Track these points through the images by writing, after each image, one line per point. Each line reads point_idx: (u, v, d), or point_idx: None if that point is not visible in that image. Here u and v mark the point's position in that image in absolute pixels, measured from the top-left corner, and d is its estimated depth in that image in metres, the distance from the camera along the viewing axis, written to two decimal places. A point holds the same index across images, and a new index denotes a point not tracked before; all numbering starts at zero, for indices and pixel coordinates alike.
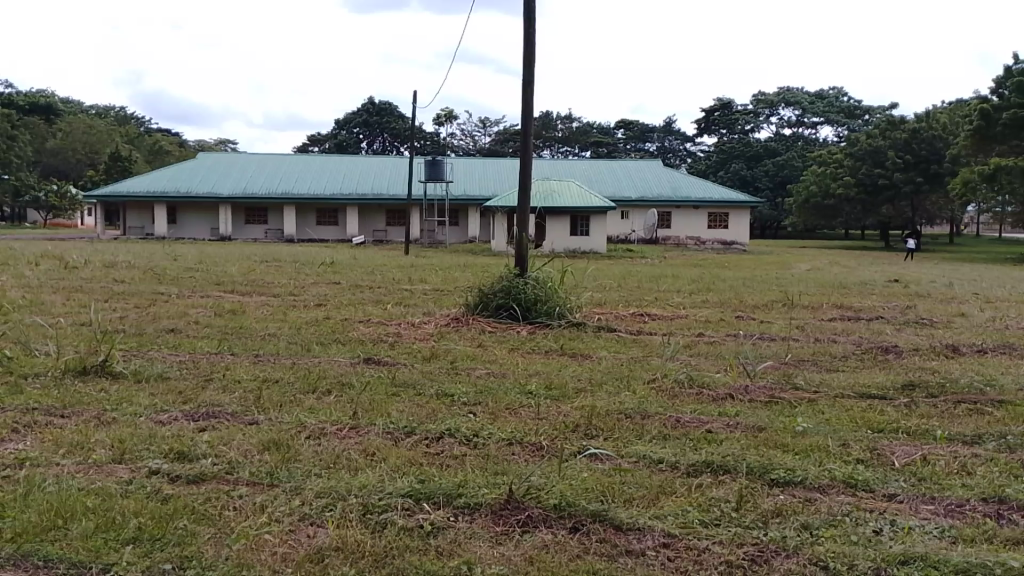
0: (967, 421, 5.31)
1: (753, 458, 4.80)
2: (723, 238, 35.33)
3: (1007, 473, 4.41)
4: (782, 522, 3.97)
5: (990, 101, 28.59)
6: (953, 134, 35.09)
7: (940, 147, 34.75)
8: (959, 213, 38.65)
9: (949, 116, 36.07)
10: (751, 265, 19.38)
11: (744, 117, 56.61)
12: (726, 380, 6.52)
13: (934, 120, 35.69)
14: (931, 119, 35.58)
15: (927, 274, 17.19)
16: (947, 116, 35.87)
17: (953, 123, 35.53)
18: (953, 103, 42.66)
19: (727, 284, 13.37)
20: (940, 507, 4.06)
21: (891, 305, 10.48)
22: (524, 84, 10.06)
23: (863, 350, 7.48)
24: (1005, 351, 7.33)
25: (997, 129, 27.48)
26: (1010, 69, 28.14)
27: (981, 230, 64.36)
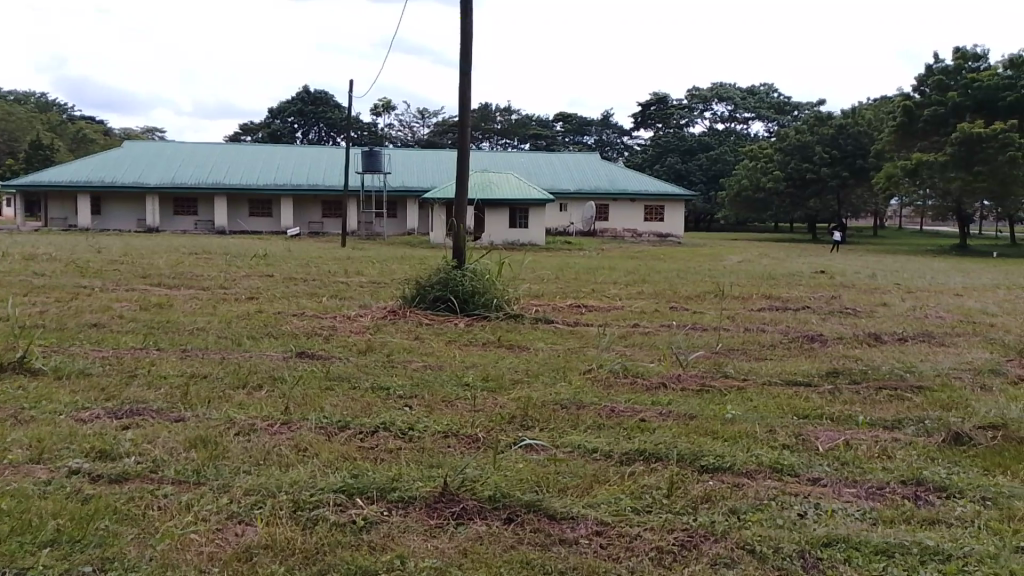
0: (887, 406, 5.52)
1: (684, 445, 4.89)
2: (659, 231, 35.97)
3: (924, 456, 4.60)
4: (711, 508, 4.06)
5: (912, 97, 29.75)
6: (878, 130, 36.46)
7: (865, 142, 36.14)
8: (883, 207, 40.21)
9: (873, 113, 37.51)
10: (685, 257, 19.79)
11: (679, 111, 57.65)
12: (660, 370, 6.64)
13: (859, 116, 37.05)
14: (856, 116, 36.89)
15: (851, 265, 17.80)
16: (872, 113, 37.28)
17: (877, 120, 36.93)
18: (876, 100, 44.40)
19: (661, 275, 13.61)
20: (861, 490, 4.21)
21: (818, 295, 10.83)
22: (461, 75, 9.99)
23: (790, 339, 7.72)
24: (924, 339, 7.66)
25: (919, 125, 28.69)
26: (929, 68, 29.40)
27: (903, 222, 67.08)
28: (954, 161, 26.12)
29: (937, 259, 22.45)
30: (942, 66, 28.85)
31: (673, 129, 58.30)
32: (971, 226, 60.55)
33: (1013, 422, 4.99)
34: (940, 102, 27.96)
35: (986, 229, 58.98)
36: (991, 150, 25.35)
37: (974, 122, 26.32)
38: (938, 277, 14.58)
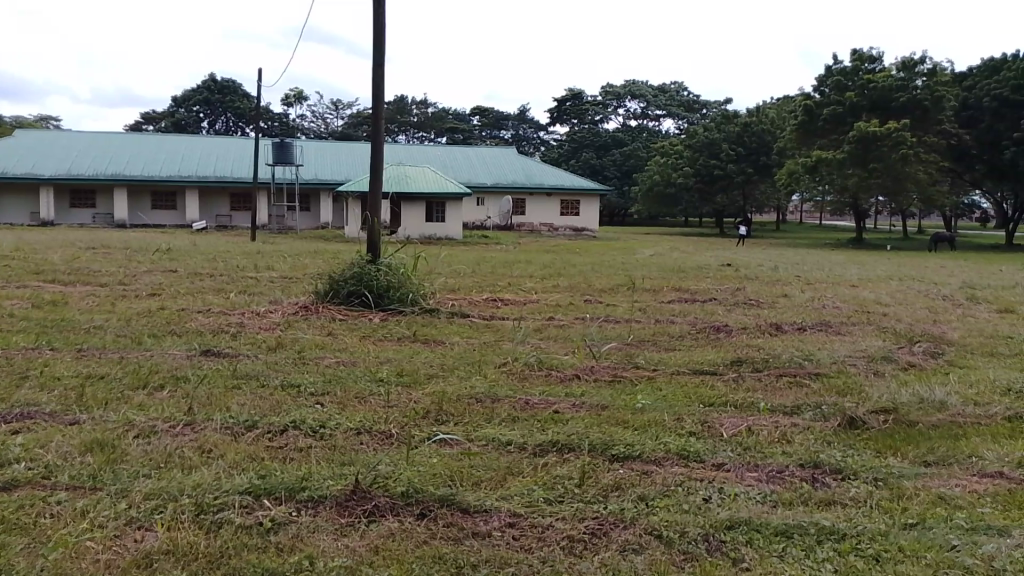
0: (786, 393, 5.79)
1: (595, 435, 4.99)
2: (574, 225, 36.39)
3: (820, 440, 4.83)
4: (621, 495, 4.16)
5: (813, 97, 31.21)
6: (780, 128, 38.12)
7: (768, 140, 37.75)
8: (785, 203, 42.03)
9: (776, 112, 39.13)
10: (600, 250, 20.22)
11: (594, 107, 58.60)
12: (574, 361, 6.75)
13: (763, 115, 38.60)
14: (760, 114, 38.42)
15: (754, 258, 18.53)
16: (774, 112, 38.88)
17: (779, 118, 38.59)
18: (778, 100, 46.32)
19: (577, 269, 13.80)
20: (762, 474, 4.39)
21: (724, 287, 11.22)
22: (374, 65, 9.84)
23: (697, 329, 7.97)
24: (821, 328, 8.06)
25: (818, 124, 30.15)
26: (829, 69, 30.85)
27: (804, 216, 70.37)
28: (851, 158, 27.66)
29: (834, 252, 23.63)
30: (840, 67, 30.35)
31: (588, 125, 59.22)
32: (866, 221, 64.16)
33: (903, 405, 5.27)
34: (838, 102, 29.44)
35: (879, 224, 62.54)
36: (885, 148, 26.86)
37: (869, 122, 27.86)
38: (836, 269, 15.35)
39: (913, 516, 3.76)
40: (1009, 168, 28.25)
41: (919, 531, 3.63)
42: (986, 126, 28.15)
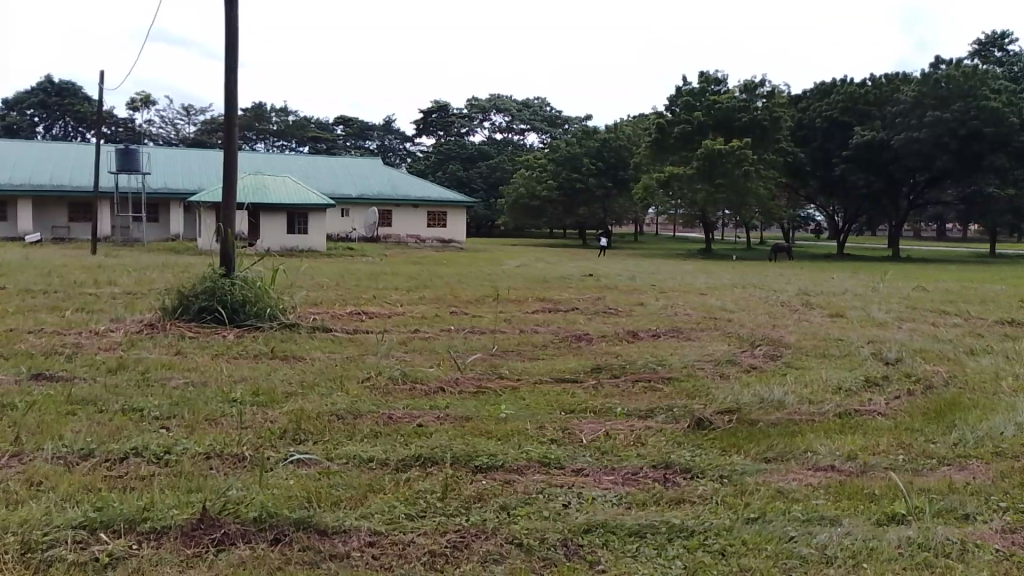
0: (640, 397, 6.04)
1: (458, 447, 4.98)
2: (441, 236, 36.33)
3: (672, 441, 5.06)
4: (483, 506, 4.16)
5: (665, 116, 32.96)
6: (636, 144, 39.94)
7: (625, 156, 39.54)
8: (643, 216, 44.02)
9: (632, 128, 41.02)
10: (465, 262, 20.28)
11: (460, 120, 59.08)
12: (439, 373, 6.70)
13: (620, 131, 40.32)
14: (618, 130, 40.12)
15: (612, 268, 19.25)
16: (630, 128, 40.74)
17: (635, 135, 40.47)
18: (635, 117, 48.53)
19: (442, 280, 13.77)
20: (618, 477, 4.53)
21: (585, 297, 11.56)
22: (226, 72, 9.42)
23: (560, 338, 8.16)
24: (673, 334, 8.47)
25: (669, 141, 31.91)
26: (679, 89, 32.77)
27: (659, 228, 74.14)
28: (699, 173, 29.42)
29: (685, 262, 24.94)
30: (689, 88, 32.26)
31: (454, 137, 59.65)
32: (715, 231, 68.59)
33: (746, 405, 5.61)
34: (687, 121, 31.28)
35: (726, 234, 67.19)
36: (729, 165, 28.77)
37: (715, 140, 29.78)
38: (686, 278, 16.26)
39: (754, 511, 3.93)
40: (837, 184, 31.08)
41: (760, 525, 3.79)
42: (817, 146, 31.04)
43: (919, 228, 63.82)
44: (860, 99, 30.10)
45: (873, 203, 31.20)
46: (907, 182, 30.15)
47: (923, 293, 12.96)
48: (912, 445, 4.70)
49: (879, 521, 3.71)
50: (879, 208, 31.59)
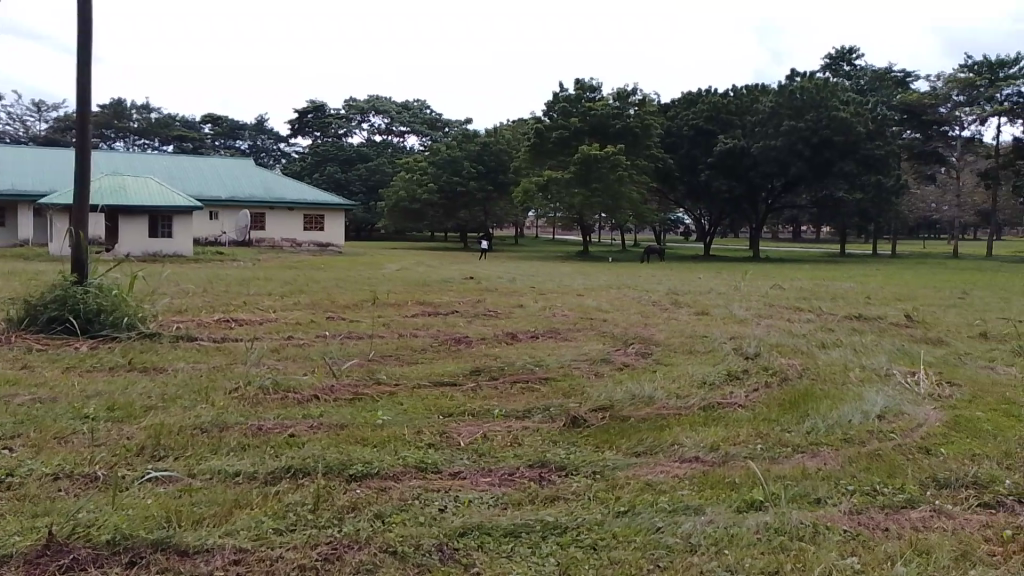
0: (518, 398, 6.08)
1: (332, 456, 4.82)
2: (318, 240, 35.46)
3: (548, 440, 5.10)
4: (356, 516, 4.03)
5: (543, 121, 33.56)
6: (515, 148, 40.45)
7: (505, 160, 39.95)
8: (523, 219, 44.64)
9: (512, 133, 41.52)
10: (342, 265, 19.81)
11: (337, 121, 57.81)
12: (312, 381, 6.49)
13: (500, 135, 40.72)
14: (497, 134, 40.50)
15: (491, 271, 19.39)
16: (510, 133, 41.23)
17: (514, 139, 40.99)
18: (515, 121, 49.16)
19: (318, 285, 13.38)
20: (495, 478, 4.51)
21: (464, 300, 11.56)
22: (78, 64, 8.75)
23: (439, 342, 8.11)
24: (551, 335, 8.60)
25: (548, 145, 32.54)
26: (556, 95, 33.46)
27: (539, 230, 75.52)
28: (576, 178, 30.15)
29: (563, 264, 25.47)
30: (566, 94, 33.01)
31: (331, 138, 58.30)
32: (592, 234, 70.69)
33: (618, 402, 5.77)
34: (564, 126, 32.02)
35: (603, 237, 69.38)
36: (605, 170, 29.70)
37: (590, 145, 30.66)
38: (564, 280, 16.60)
39: (625, 503, 4.00)
40: (703, 189, 32.75)
41: (630, 517, 3.85)
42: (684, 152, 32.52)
43: (776, 230, 68.31)
44: (724, 109, 31.82)
45: (734, 205, 32.74)
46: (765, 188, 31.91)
47: (778, 291, 13.85)
48: (770, 435, 4.96)
49: (740, 508, 3.85)
50: (739, 211, 33.42)
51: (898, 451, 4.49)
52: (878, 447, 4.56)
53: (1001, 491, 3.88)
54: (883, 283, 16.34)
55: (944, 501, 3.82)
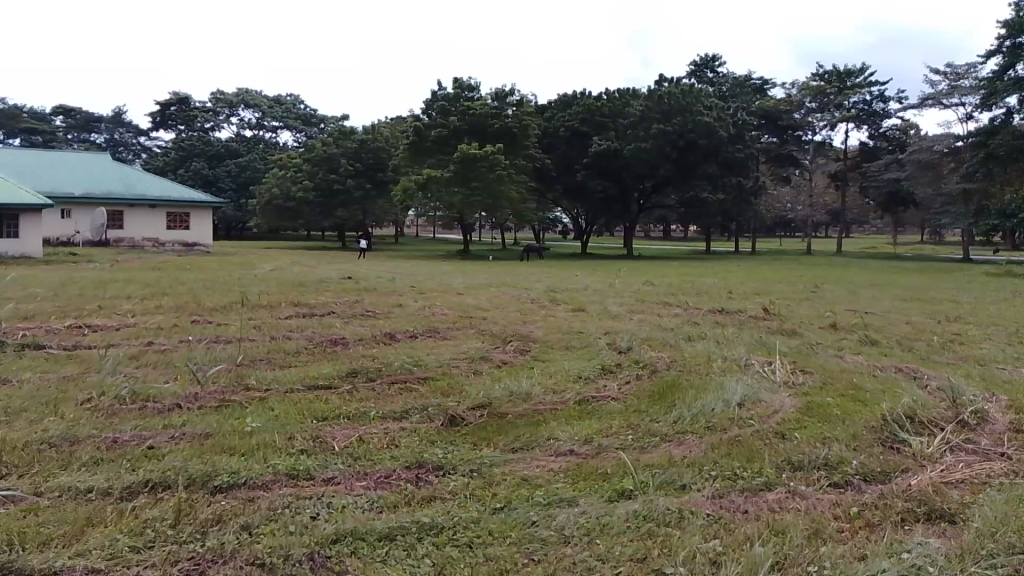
0: (396, 399, 6.00)
1: (197, 467, 4.57)
2: (185, 240, 33.69)
3: (424, 440, 5.06)
4: (222, 529, 3.82)
5: (422, 119, 33.29)
6: (394, 146, 39.95)
7: (383, 157, 39.38)
8: (403, 217, 44.22)
9: (390, 131, 40.99)
10: (210, 267, 18.86)
11: (204, 115, 55.01)
12: (176, 389, 6.13)
13: (377, 132, 40.09)
14: (375, 132, 39.86)
15: (369, 270, 19.07)
16: (388, 130, 40.68)
17: (393, 137, 40.47)
18: (394, 119, 48.56)
19: (183, 287, 12.69)
20: (370, 481, 4.41)
21: (341, 300, 11.30)
22: None
23: (314, 344, 7.88)
24: (430, 334, 8.55)
25: (427, 144, 32.34)
26: (434, 94, 33.27)
27: (419, 228, 75.02)
28: (455, 177, 30.12)
29: (444, 263, 25.40)
30: (445, 93, 32.90)
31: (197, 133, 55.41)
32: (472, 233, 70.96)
33: (496, 399, 5.81)
34: (443, 125, 31.95)
35: (484, 236, 69.85)
36: (483, 169, 29.87)
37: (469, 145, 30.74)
38: (443, 279, 16.53)
39: (500, 500, 4.00)
40: (578, 188, 33.62)
41: (505, 512, 3.85)
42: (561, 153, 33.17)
43: (649, 229, 71.15)
44: (597, 111, 32.78)
45: (606, 207, 33.91)
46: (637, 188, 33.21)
47: (648, 288, 14.40)
48: (640, 426, 5.13)
49: (612, 498, 3.95)
50: (611, 212, 34.15)
51: (756, 437, 4.76)
52: (738, 434, 4.81)
53: (848, 470, 4.18)
54: (742, 278, 17.36)
55: (798, 483, 4.06)
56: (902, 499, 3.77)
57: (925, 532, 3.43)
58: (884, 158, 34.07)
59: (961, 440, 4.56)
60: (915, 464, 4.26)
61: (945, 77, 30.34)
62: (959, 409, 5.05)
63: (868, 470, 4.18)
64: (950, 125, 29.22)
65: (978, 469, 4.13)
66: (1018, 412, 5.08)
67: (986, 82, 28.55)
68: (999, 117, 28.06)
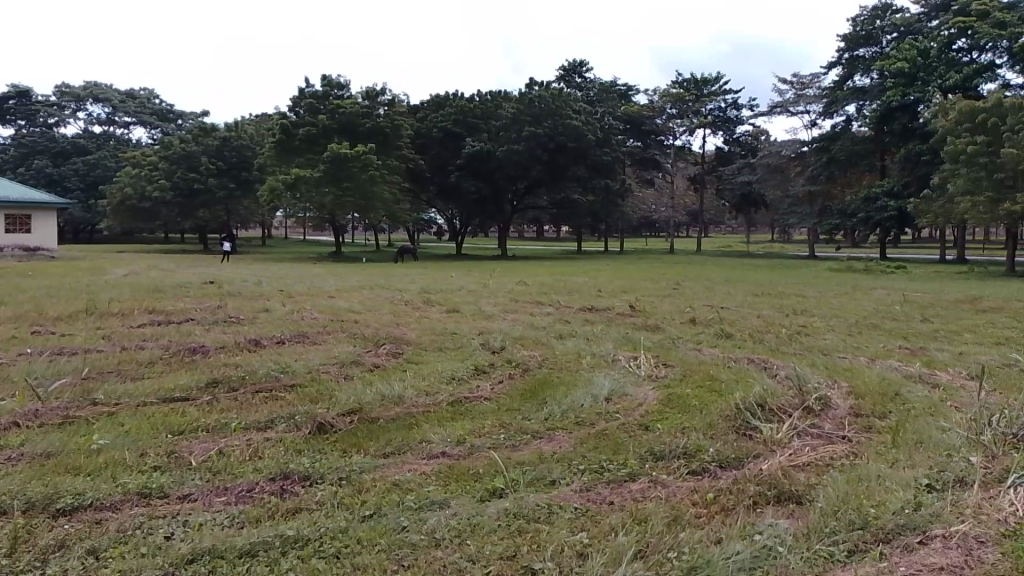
0: (260, 408, 5.76)
1: (35, 490, 4.19)
2: (26, 244, 30.67)
3: (291, 450, 4.89)
4: (64, 555, 3.52)
5: (289, 117, 32.13)
6: (260, 145, 38.42)
7: (248, 156, 37.77)
8: (270, 218, 42.61)
9: (256, 129, 39.39)
10: (53, 273, 17.42)
11: (45, 108, 50.68)
12: (12, 407, 5.60)
13: (242, 130, 38.42)
14: (239, 129, 38.17)
15: (234, 274, 18.26)
16: (254, 128, 39.08)
17: (259, 135, 38.92)
18: (259, 117, 46.72)
19: (20, 295, 11.63)
20: (232, 496, 4.20)
21: (203, 306, 10.75)
22: None
23: (171, 353, 7.44)
24: (298, 340, 8.28)
25: (295, 143, 31.24)
26: (301, 91, 32.19)
27: (288, 230, 72.55)
28: (326, 177, 29.31)
29: (315, 265, 24.67)
30: (313, 91, 31.94)
31: (38, 128, 50.93)
32: (345, 234, 69.44)
33: (366, 404, 5.71)
34: (311, 123, 30.95)
35: (358, 237, 68.56)
36: (355, 169, 29.24)
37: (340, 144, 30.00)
38: (313, 281, 16.08)
39: (370, 507, 3.92)
40: (452, 189, 33.60)
41: (374, 520, 3.77)
42: None
43: (522, 230, 72.35)
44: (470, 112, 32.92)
45: (479, 208, 33.87)
46: (510, 189, 33.70)
47: (520, 287, 14.64)
48: (511, 424, 5.20)
49: (483, 497, 3.97)
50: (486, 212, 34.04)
51: (621, 430, 4.93)
52: (604, 428, 4.97)
53: (705, 458, 4.41)
54: (610, 277, 18.03)
55: (660, 473, 4.24)
56: (754, 483, 4.01)
57: (775, 513, 3.65)
58: (738, 162, 36.32)
59: (807, 425, 4.91)
60: (767, 449, 4.55)
61: (791, 87, 32.64)
62: (803, 395, 5.45)
63: (724, 457, 4.43)
64: (798, 131, 31.51)
65: (820, 451, 4.46)
66: (854, 396, 5.52)
67: (828, 92, 31.06)
68: (839, 124, 30.58)
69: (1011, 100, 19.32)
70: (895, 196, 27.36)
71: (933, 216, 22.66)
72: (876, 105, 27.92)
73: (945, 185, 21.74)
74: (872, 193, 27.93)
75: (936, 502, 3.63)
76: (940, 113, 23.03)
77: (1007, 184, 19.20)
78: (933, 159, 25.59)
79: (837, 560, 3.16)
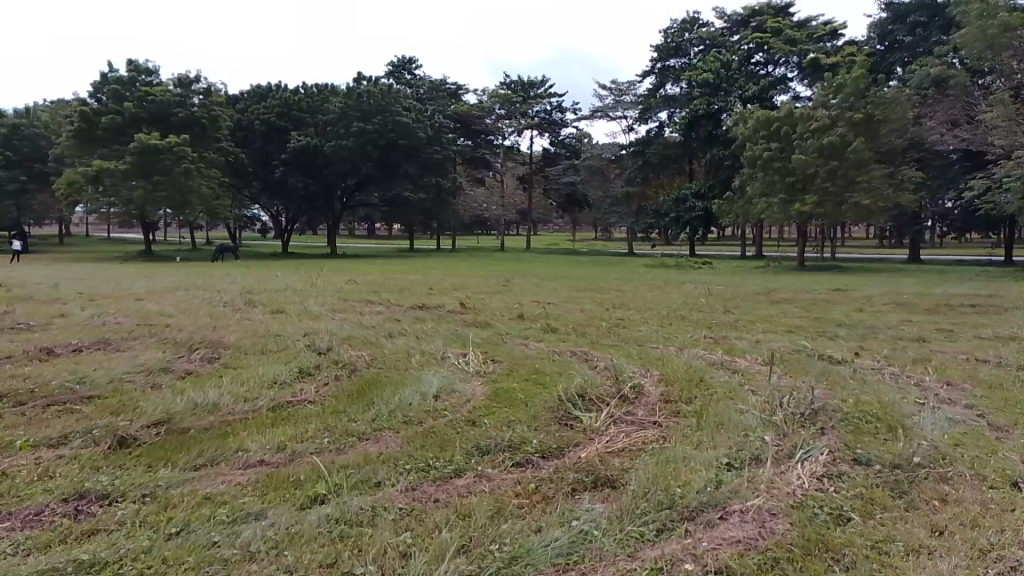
0: (54, 423, 5.20)
1: None
2: None
3: (88, 467, 4.45)
4: None
5: (90, 103, 29.27)
6: (57, 133, 34.79)
7: (43, 146, 34.07)
8: (70, 215, 38.74)
9: (52, 116, 35.62)
10: None
11: None
12: None
13: (35, 117, 34.60)
14: (32, 116, 34.40)
15: (25, 276, 16.42)
16: (50, 115, 35.33)
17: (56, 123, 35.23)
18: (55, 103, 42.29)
19: None
20: (16, 521, 3.74)
21: None
22: None
23: None
24: (100, 347, 7.57)
25: (98, 133, 28.23)
26: (104, 76, 29.42)
27: (90, 228, 66.23)
28: (135, 170, 27.04)
29: (123, 265, 22.71)
30: (117, 76, 29.28)
31: None
32: (160, 233, 64.60)
33: (177, 414, 5.33)
34: (116, 111, 28.34)
35: (173, 235, 63.78)
36: (168, 162, 27.24)
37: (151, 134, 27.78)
38: (120, 283, 14.77)
39: (178, 524, 3.64)
40: (278, 185, 32.15)
41: (183, 536, 3.52)
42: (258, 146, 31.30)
43: (354, 228, 70.95)
44: (295, 105, 31.65)
45: (308, 204, 32.64)
46: (339, 186, 32.95)
47: (351, 286, 14.33)
48: (336, 427, 5.07)
49: (303, 505, 3.82)
50: (315, 208, 33.03)
51: (448, 427, 4.96)
52: (431, 425, 4.98)
53: (528, 450, 4.53)
54: (442, 274, 18.12)
55: (485, 466, 4.31)
56: (573, 472, 4.17)
57: (592, 499, 3.82)
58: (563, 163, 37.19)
59: (623, 413, 5.19)
60: (585, 437, 4.76)
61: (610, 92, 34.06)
62: (620, 385, 5.76)
63: (546, 448, 4.58)
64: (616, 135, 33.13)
65: (634, 437, 4.73)
66: (665, 383, 5.92)
67: (643, 99, 32.85)
68: (654, 129, 32.53)
69: (798, 111, 21.53)
70: (701, 197, 29.81)
71: (735, 215, 24.78)
72: (685, 112, 30.00)
73: (744, 187, 23.78)
74: (682, 194, 30.04)
75: (734, 478, 3.96)
76: (740, 121, 25.23)
77: (796, 187, 21.44)
78: (734, 163, 28.49)
79: (647, 540, 3.35)
